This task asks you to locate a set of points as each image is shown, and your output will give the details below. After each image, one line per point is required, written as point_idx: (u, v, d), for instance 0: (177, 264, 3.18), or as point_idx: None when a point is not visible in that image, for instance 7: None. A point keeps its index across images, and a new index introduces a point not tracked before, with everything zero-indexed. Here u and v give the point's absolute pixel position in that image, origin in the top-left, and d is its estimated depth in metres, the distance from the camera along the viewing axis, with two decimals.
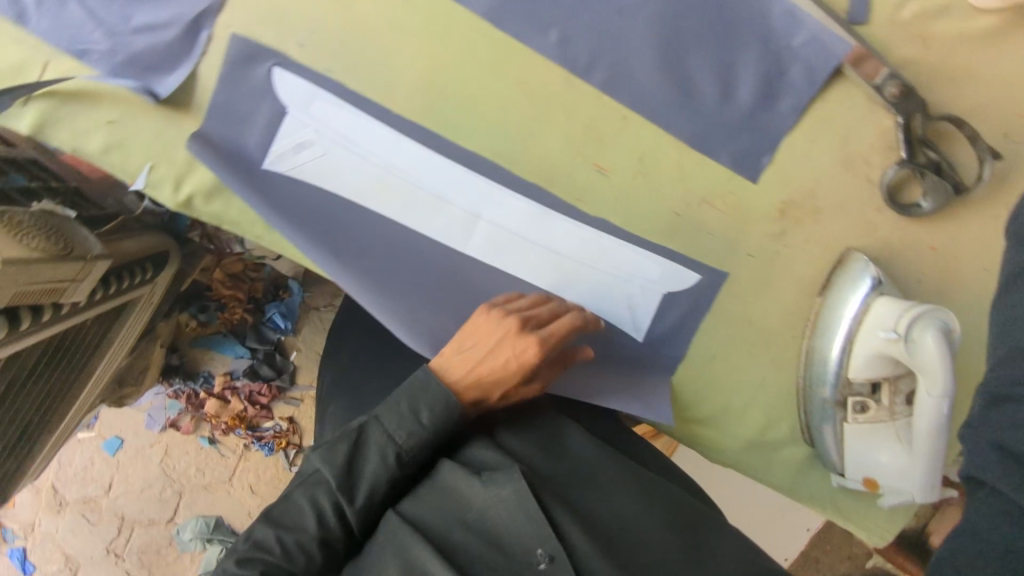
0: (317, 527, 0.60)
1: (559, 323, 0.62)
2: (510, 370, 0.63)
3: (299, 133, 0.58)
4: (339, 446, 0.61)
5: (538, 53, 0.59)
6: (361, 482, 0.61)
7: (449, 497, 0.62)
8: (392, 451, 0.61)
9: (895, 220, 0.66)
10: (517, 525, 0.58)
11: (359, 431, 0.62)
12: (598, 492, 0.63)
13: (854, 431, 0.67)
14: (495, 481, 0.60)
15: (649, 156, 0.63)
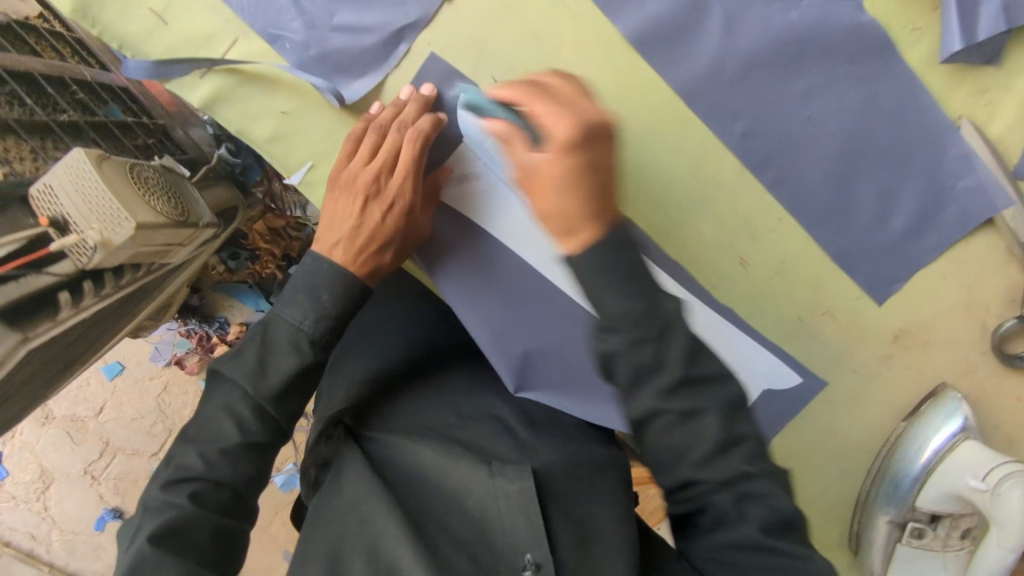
0: (236, 436, 0.55)
1: (391, 140, 0.53)
2: (378, 225, 0.55)
3: None
4: (245, 353, 0.56)
5: (718, 140, 0.60)
6: (266, 375, 0.55)
7: (437, 470, 0.58)
8: (303, 346, 0.56)
9: (998, 370, 0.67)
10: (511, 523, 0.54)
11: (263, 330, 0.57)
12: (600, 505, 0.58)
13: (904, 552, 0.69)
14: (501, 474, 0.56)
15: (790, 259, 0.64)
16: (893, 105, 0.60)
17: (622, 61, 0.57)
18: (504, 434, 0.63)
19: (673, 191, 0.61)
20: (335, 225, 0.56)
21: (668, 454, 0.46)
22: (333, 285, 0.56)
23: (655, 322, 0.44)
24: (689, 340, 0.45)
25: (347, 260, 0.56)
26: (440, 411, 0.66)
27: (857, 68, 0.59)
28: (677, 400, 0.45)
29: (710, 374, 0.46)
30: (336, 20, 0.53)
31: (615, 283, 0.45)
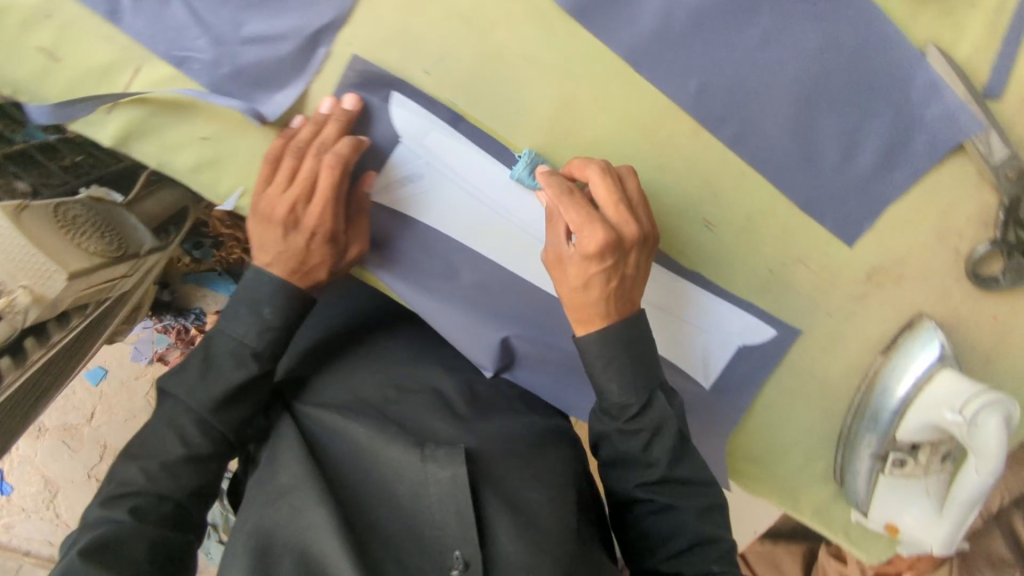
0: (179, 450, 0.52)
1: (314, 164, 0.50)
2: (305, 248, 0.51)
3: (411, 164, 0.55)
4: (188, 366, 0.53)
5: (673, 103, 0.57)
6: (207, 389, 0.52)
7: (369, 452, 0.58)
8: (246, 360, 0.53)
9: (970, 293, 0.68)
10: (442, 514, 0.55)
11: (205, 344, 0.54)
12: (530, 476, 0.59)
13: (888, 481, 0.72)
14: (435, 460, 0.56)
15: (757, 215, 0.62)
16: (852, 41, 0.57)
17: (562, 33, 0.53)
18: (440, 407, 0.64)
19: (631, 160, 0.58)
20: (266, 235, 0.52)
21: (653, 533, 0.62)
22: (275, 298, 0.53)
23: (653, 426, 0.59)
24: (676, 442, 0.59)
25: (275, 272, 0.53)
26: (375, 377, 0.67)
27: (812, 6, 0.55)
28: (664, 494, 0.61)
29: (691, 476, 0.61)
30: (244, 31, 0.49)
31: (634, 375, 0.58)
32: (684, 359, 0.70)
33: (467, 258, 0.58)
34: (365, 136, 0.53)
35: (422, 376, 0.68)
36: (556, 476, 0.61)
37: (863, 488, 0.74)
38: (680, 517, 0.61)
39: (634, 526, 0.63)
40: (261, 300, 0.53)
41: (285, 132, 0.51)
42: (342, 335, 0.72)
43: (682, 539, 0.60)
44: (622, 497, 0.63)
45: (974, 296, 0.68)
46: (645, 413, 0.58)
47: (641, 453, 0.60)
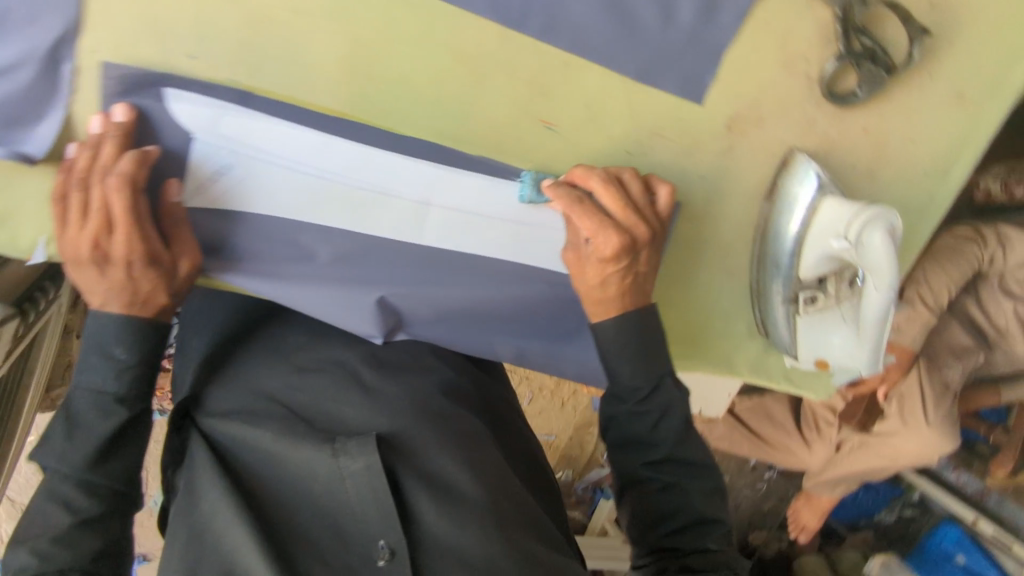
0: (67, 518, 0.52)
1: (99, 193, 0.46)
2: (129, 278, 0.49)
3: (216, 157, 0.51)
4: (52, 433, 0.53)
5: (465, 11, 0.52)
6: (79, 448, 0.53)
7: (280, 459, 0.61)
8: (112, 409, 0.53)
9: (833, 113, 0.67)
10: (361, 504, 0.58)
11: (64, 404, 0.53)
12: (442, 451, 0.64)
13: (806, 321, 0.73)
14: (347, 454, 0.60)
15: (595, 102, 0.59)
16: None
17: None
18: (344, 395, 0.68)
19: (443, 84, 0.54)
20: (88, 276, 0.49)
21: (658, 513, 0.63)
22: (122, 337, 0.52)
23: (658, 407, 0.62)
24: (682, 427, 0.63)
25: (106, 306, 0.51)
26: (279, 380, 0.70)
27: None
28: (668, 473, 0.63)
29: (692, 454, 0.64)
30: None
31: (629, 363, 0.61)
32: None
33: (311, 231, 0.56)
34: (153, 144, 0.49)
35: (323, 367, 0.71)
36: (463, 445, 0.66)
37: (786, 332, 0.75)
38: (682, 494, 0.63)
39: (636, 507, 0.65)
40: (108, 343, 0.52)
41: (65, 164, 0.47)
42: (238, 345, 0.75)
43: (681, 518, 0.63)
44: (625, 478, 0.65)
45: (838, 116, 0.67)
46: (653, 397, 0.62)
47: (648, 433, 0.62)
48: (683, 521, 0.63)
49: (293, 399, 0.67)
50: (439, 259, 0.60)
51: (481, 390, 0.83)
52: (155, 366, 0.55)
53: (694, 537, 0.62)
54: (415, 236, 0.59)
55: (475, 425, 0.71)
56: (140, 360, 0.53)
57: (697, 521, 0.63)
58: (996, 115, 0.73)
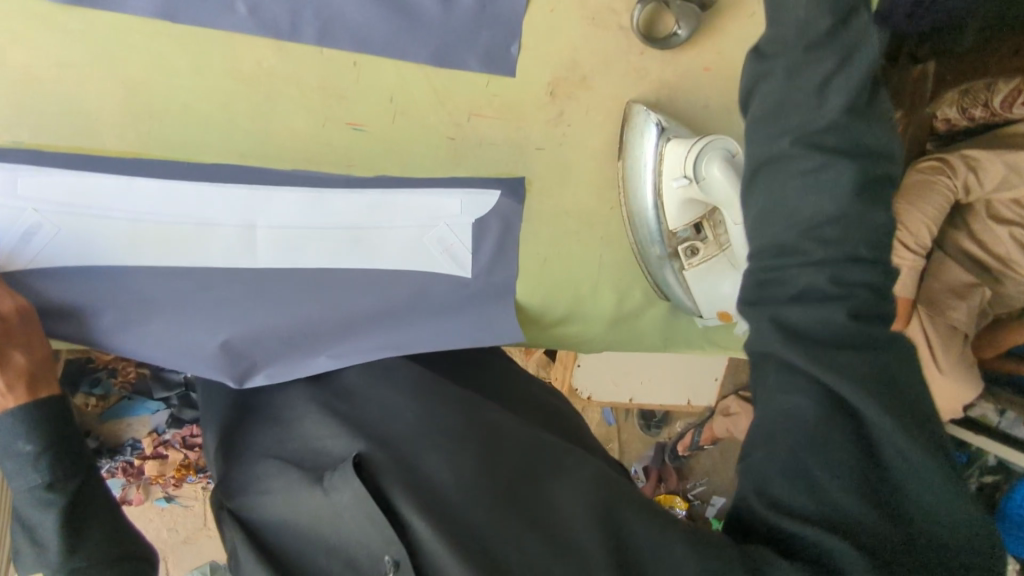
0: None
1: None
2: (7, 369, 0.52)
3: (18, 222, 0.53)
4: (24, 544, 0.55)
5: (233, 33, 0.53)
6: (47, 546, 0.54)
7: (286, 515, 0.55)
8: (46, 499, 0.54)
9: (661, 59, 0.65)
10: (362, 531, 0.50)
11: (15, 517, 0.55)
12: (427, 455, 0.55)
13: (694, 275, 0.69)
14: (335, 488, 0.52)
15: (398, 94, 0.59)
16: None
17: (71, 24, 0.50)
18: (325, 426, 0.61)
19: (234, 106, 0.55)
20: None
21: (839, 257, 0.41)
22: (40, 424, 0.54)
23: (860, 140, 0.41)
24: (868, 79, 0.40)
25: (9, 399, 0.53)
26: (274, 438, 0.63)
27: None
28: (795, 259, 0.42)
29: (872, 217, 0.42)
30: None
31: (797, 106, 0.41)
32: (430, 264, 0.65)
33: (146, 281, 0.58)
34: None
35: (304, 407, 0.64)
36: (445, 431, 0.58)
37: (681, 290, 0.71)
38: (858, 228, 0.41)
39: (769, 273, 0.43)
40: (11, 441, 0.53)
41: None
42: (236, 416, 0.68)
43: (840, 304, 0.40)
44: (774, 154, 0.42)
45: (669, 59, 0.66)
46: (836, 31, 0.40)
47: (815, 98, 0.40)
48: (841, 313, 0.40)
49: (290, 447, 0.61)
50: (284, 276, 0.61)
51: (482, 376, 0.73)
52: (69, 438, 0.56)
53: (836, 345, 0.41)
54: (245, 261, 0.59)
55: (488, 414, 0.62)
56: (47, 442, 0.54)
57: (877, 294, 0.43)
58: None
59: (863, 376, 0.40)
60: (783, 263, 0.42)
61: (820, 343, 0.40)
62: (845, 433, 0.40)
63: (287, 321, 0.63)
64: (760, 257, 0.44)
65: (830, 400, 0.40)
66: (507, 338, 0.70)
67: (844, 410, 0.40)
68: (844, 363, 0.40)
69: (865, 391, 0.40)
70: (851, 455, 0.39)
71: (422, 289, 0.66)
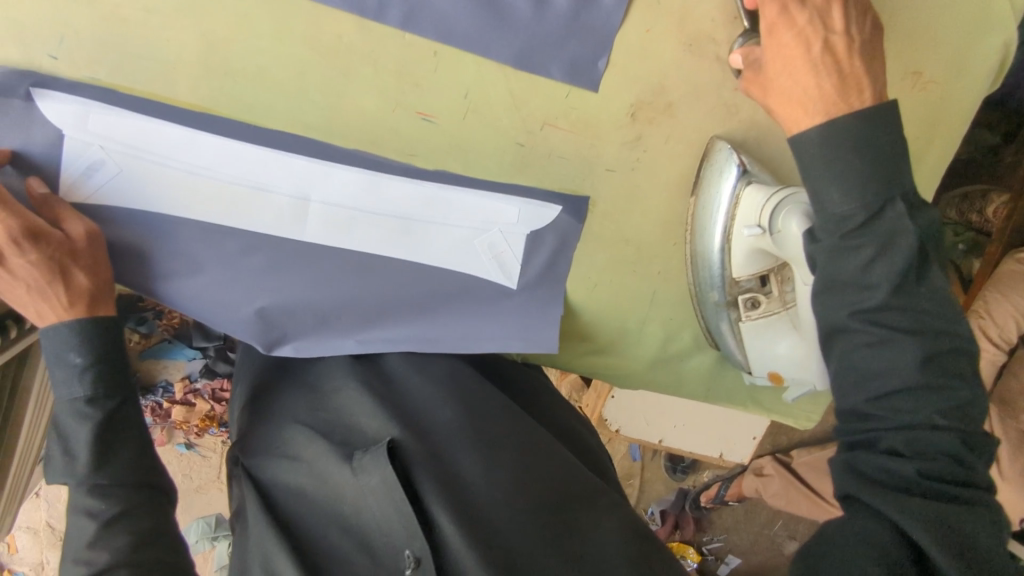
0: (95, 523, 0.53)
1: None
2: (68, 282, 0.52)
3: (83, 155, 0.53)
4: (51, 452, 0.55)
5: (321, 4, 0.52)
6: (77, 458, 0.54)
7: (309, 482, 0.60)
8: (85, 412, 0.54)
9: (753, 98, 0.61)
10: (386, 518, 0.54)
11: (53, 423, 0.55)
12: (462, 453, 0.60)
13: (751, 329, 0.64)
14: (363, 469, 0.57)
15: (473, 91, 0.57)
16: None
17: None
18: (357, 404, 0.64)
19: (308, 75, 0.54)
20: (39, 297, 0.52)
21: (894, 399, 0.44)
22: (84, 341, 0.54)
23: (922, 315, 0.44)
24: (911, 263, 0.44)
25: (68, 308, 0.53)
26: (300, 403, 0.66)
27: None
28: (890, 383, 0.45)
29: (942, 365, 0.45)
30: None
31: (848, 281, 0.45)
32: (474, 266, 0.63)
33: (189, 233, 0.56)
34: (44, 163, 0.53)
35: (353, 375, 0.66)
36: (490, 432, 0.63)
37: (735, 342, 0.67)
38: (908, 415, 0.44)
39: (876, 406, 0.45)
40: (62, 347, 0.54)
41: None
42: (266, 372, 0.70)
43: (912, 462, 0.43)
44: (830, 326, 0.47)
45: None
46: (871, 224, 0.44)
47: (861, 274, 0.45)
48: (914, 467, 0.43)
49: (320, 413, 0.65)
50: (327, 255, 0.59)
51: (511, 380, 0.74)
52: (118, 359, 0.56)
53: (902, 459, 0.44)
54: (284, 232, 0.58)
55: (525, 422, 0.66)
56: (96, 357, 0.55)
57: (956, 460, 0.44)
58: (973, 93, 0.64)
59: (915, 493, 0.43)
60: (866, 432, 0.46)
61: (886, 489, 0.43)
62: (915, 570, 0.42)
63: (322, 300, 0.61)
64: (851, 424, 0.47)
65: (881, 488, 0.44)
66: (543, 344, 0.65)
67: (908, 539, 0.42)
68: (917, 509, 0.42)
69: (943, 542, 0.41)
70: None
71: (461, 288, 0.63)
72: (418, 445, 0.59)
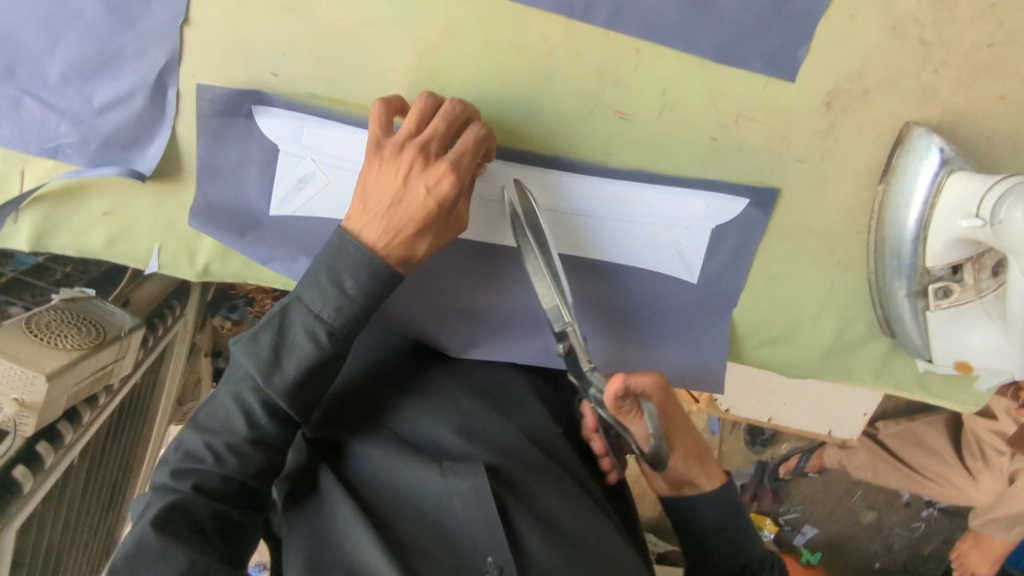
0: (245, 430, 0.51)
1: (414, 120, 0.50)
2: (403, 201, 0.49)
3: (295, 169, 0.54)
4: (260, 337, 0.50)
5: (533, 7, 0.52)
6: (285, 367, 0.50)
7: (387, 477, 0.51)
8: (321, 338, 0.50)
9: (957, 80, 0.58)
10: (468, 518, 0.48)
11: (280, 316, 0.51)
12: (543, 481, 0.53)
13: (938, 318, 0.63)
14: (455, 472, 0.49)
15: (671, 87, 0.56)
16: None
17: None
18: (444, 415, 0.57)
19: (510, 81, 0.54)
20: (381, 207, 0.50)
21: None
22: (358, 270, 0.50)
23: None
24: None
25: (378, 243, 0.50)
26: (383, 392, 0.59)
27: None
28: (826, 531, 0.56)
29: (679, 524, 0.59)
30: (96, 103, 0.50)
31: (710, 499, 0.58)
32: (658, 263, 0.63)
33: None
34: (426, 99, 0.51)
35: (444, 392, 0.60)
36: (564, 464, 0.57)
37: (916, 331, 0.65)
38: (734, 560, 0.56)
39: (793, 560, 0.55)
40: (339, 268, 0.50)
41: (401, 104, 0.52)
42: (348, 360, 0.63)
43: None
44: None
45: (966, 84, 0.58)
46: None
47: None
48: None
49: (402, 417, 0.57)
50: (491, 254, 0.61)
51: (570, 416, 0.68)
52: (370, 313, 0.52)
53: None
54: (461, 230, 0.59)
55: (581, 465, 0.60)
56: (360, 298, 0.50)
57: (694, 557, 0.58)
58: None
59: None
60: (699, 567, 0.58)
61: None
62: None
63: (496, 301, 0.63)
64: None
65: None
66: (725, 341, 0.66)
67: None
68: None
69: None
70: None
71: (643, 285, 0.64)
72: (506, 460, 0.53)
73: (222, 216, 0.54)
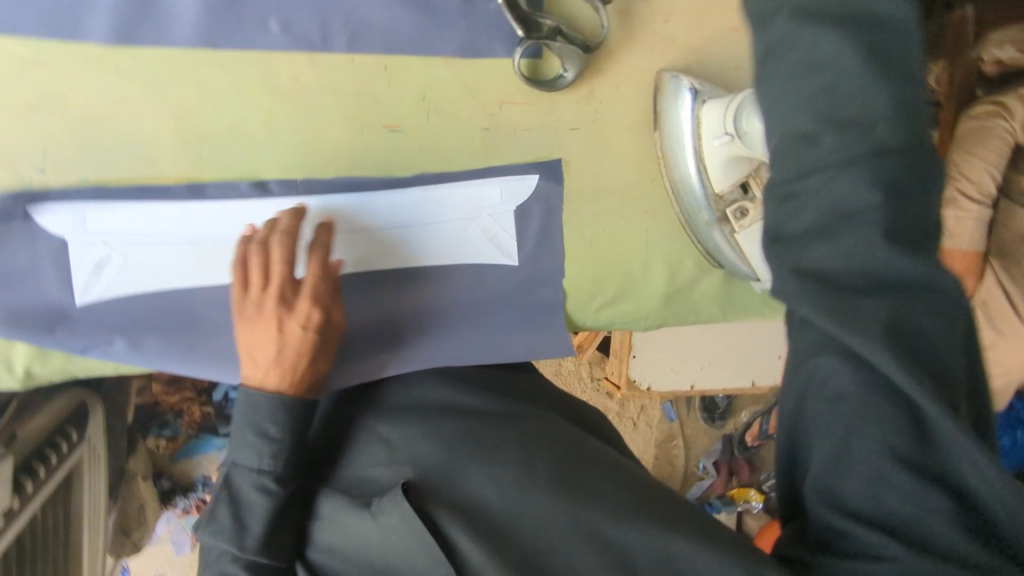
0: None
1: (260, 274, 0.54)
2: (282, 335, 0.54)
3: (91, 254, 0.56)
4: (218, 515, 0.54)
5: (269, 51, 0.56)
6: (250, 526, 0.54)
7: (345, 543, 0.54)
8: (270, 488, 0.54)
9: (685, 25, 0.64)
10: (412, 555, 0.51)
11: (226, 487, 0.55)
12: (467, 469, 0.55)
13: (746, 238, 0.64)
14: (383, 512, 0.53)
15: (429, 91, 0.60)
16: None
17: (125, 64, 0.54)
18: (376, 442, 0.60)
19: (273, 120, 0.57)
20: (268, 350, 0.54)
21: (910, 354, 0.35)
22: (277, 409, 0.55)
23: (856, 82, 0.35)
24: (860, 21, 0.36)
25: (277, 374, 0.55)
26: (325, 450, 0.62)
27: None
28: (815, 154, 0.36)
29: (879, 21, 0.36)
30: None
31: None
32: (477, 255, 0.65)
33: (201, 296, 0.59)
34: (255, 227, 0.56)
35: (365, 422, 0.62)
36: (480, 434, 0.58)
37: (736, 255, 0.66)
38: (887, 211, 0.35)
39: (792, 184, 0.37)
40: (258, 420, 0.55)
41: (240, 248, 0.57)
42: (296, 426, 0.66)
43: (869, 228, 0.35)
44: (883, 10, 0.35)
45: (695, 25, 0.64)
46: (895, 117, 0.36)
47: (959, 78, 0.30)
48: (885, 313, 0.35)
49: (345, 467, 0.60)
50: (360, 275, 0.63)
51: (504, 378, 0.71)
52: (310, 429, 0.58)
53: (891, 471, 0.36)
54: None
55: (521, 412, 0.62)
56: (289, 421, 0.56)
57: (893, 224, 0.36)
58: None
59: (887, 333, 0.34)
60: (790, 196, 0.37)
61: (856, 277, 0.35)
62: (897, 422, 0.36)
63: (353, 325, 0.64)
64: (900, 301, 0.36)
65: (871, 389, 0.36)
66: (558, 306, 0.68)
67: (889, 397, 0.36)
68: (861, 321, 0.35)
69: (921, 385, 0.34)
70: (878, 433, 0.36)
71: (472, 277, 0.66)
72: (427, 478, 0.55)
73: (28, 318, 0.56)
